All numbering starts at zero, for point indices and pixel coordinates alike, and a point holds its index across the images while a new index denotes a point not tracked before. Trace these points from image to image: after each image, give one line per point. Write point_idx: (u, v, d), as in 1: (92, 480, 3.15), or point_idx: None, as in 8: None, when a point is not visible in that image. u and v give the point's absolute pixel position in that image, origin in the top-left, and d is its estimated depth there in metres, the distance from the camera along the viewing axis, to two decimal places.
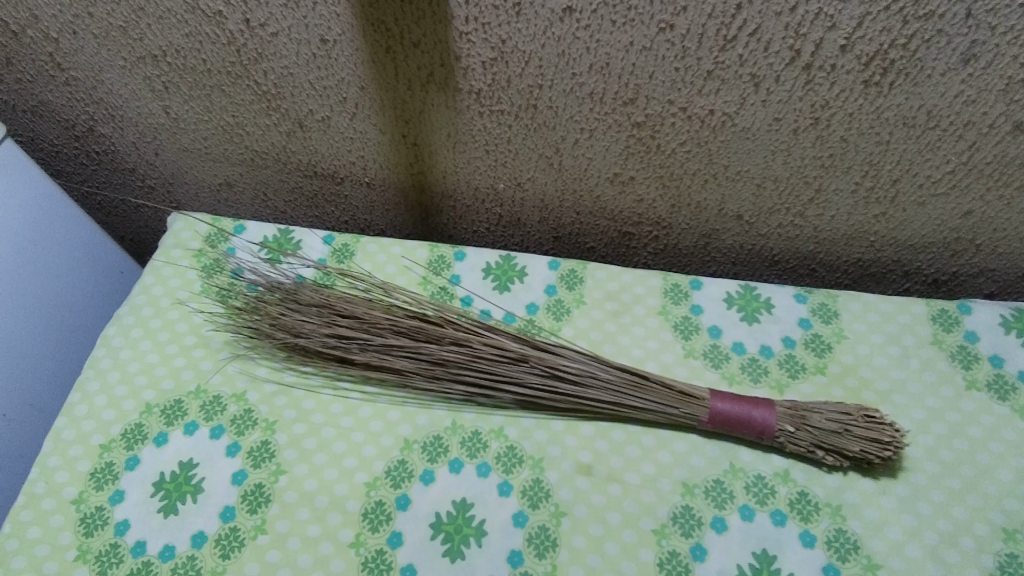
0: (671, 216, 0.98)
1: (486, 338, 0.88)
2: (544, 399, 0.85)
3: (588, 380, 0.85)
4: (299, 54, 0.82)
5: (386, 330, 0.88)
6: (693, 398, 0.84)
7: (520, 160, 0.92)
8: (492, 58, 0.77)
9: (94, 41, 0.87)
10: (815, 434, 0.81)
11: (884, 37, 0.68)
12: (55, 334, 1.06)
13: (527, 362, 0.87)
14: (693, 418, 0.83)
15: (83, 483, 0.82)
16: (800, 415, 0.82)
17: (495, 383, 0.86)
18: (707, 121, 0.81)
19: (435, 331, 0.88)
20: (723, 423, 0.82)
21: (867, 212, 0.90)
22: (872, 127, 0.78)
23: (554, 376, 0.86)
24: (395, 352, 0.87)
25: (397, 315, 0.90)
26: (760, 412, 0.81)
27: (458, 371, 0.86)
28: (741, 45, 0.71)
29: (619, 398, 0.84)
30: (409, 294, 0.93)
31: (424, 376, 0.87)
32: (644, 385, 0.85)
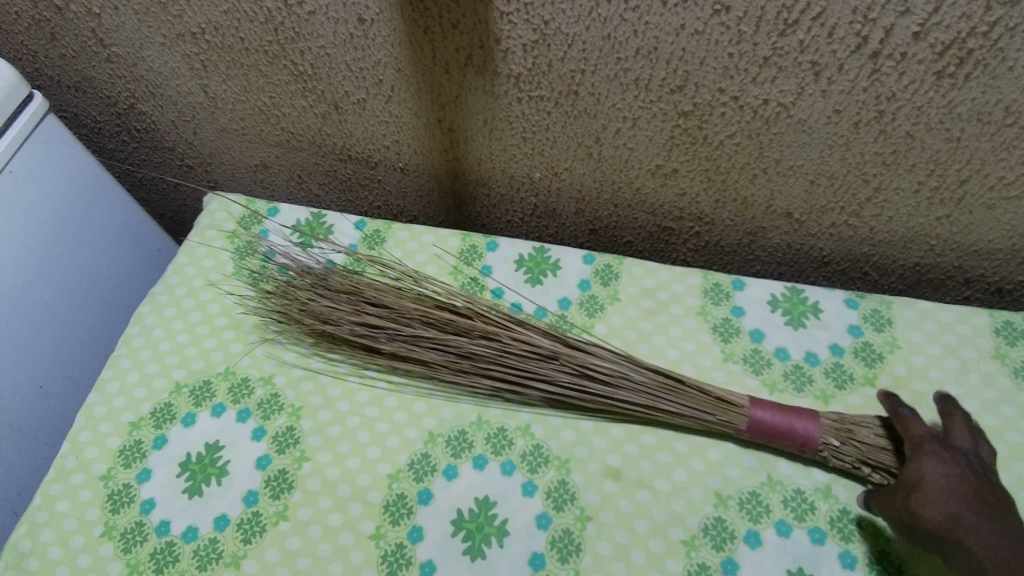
0: (715, 212, 0.93)
1: (516, 333, 0.85)
2: (573, 398, 0.82)
3: (621, 382, 0.82)
4: (336, 33, 0.80)
5: (414, 320, 0.86)
6: (732, 405, 0.79)
7: (558, 149, 0.89)
8: (534, 41, 0.74)
9: (135, 17, 0.86)
10: (861, 449, 0.76)
11: (963, 23, 0.61)
12: (94, 309, 1.08)
13: (557, 360, 0.84)
14: (730, 426, 0.79)
15: (112, 459, 0.83)
16: (847, 429, 0.77)
17: (524, 380, 0.83)
18: (760, 112, 0.76)
19: (463, 323, 0.86)
20: (762, 433, 0.78)
21: (930, 214, 0.84)
22: (942, 122, 0.72)
23: (585, 376, 0.83)
24: (422, 343, 0.85)
25: (425, 304, 0.88)
26: (803, 423, 0.76)
27: (486, 366, 0.84)
28: (804, 30, 0.65)
29: (652, 401, 0.81)
30: (439, 283, 0.91)
31: (451, 369, 0.85)
32: (679, 389, 0.81)
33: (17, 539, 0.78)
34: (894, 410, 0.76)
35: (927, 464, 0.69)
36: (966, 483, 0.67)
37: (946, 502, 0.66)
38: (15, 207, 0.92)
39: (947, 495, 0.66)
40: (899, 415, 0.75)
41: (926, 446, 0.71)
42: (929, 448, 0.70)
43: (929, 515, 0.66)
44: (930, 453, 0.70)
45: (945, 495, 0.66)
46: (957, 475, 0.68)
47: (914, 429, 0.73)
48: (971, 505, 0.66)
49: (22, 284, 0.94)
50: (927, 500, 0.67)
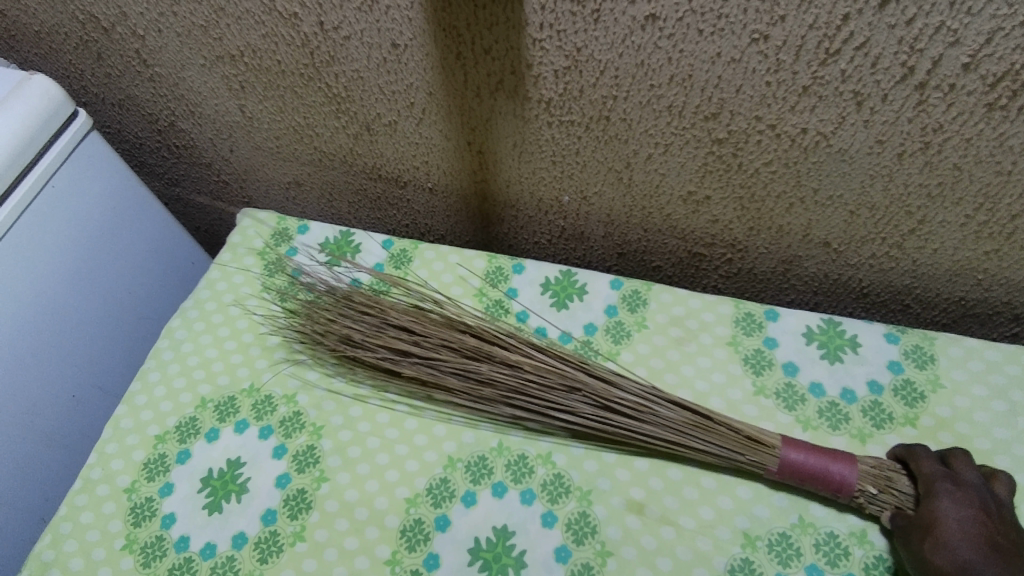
0: (749, 239, 0.90)
1: (538, 360, 0.84)
2: (596, 431, 0.80)
3: (647, 416, 0.80)
4: (370, 58, 0.80)
5: (436, 343, 0.86)
6: (763, 445, 0.76)
7: (588, 173, 0.88)
8: (566, 67, 0.73)
9: (177, 39, 0.88)
10: (899, 498, 0.72)
11: (1018, 55, 0.59)
12: (128, 320, 1.10)
13: (580, 390, 0.82)
14: (761, 467, 0.75)
15: (137, 472, 0.84)
16: (886, 477, 0.73)
17: (545, 410, 0.81)
18: (798, 141, 0.73)
19: (485, 348, 0.85)
20: (795, 475, 0.74)
21: (977, 248, 0.80)
22: (993, 154, 0.69)
23: (609, 408, 0.81)
24: (443, 368, 0.84)
25: (447, 328, 0.87)
26: (840, 466, 0.72)
27: (506, 393, 0.82)
28: (846, 60, 0.63)
29: (679, 437, 0.78)
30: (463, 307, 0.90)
31: (470, 395, 0.84)
32: (707, 427, 0.78)
33: (42, 548, 0.79)
34: (907, 449, 0.75)
35: (939, 506, 0.67)
36: (979, 523, 0.65)
37: (958, 547, 0.64)
38: (56, 221, 0.94)
39: (958, 538, 0.64)
40: (912, 452, 0.74)
41: (937, 485, 0.69)
42: (941, 487, 0.69)
43: (939, 563, 0.64)
44: (942, 492, 0.68)
45: (957, 539, 0.64)
46: (969, 515, 0.66)
47: (925, 467, 0.72)
48: (984, 554, 0.63)
49: (61, 294, 0.97)
50: (939, 545, 0.65)
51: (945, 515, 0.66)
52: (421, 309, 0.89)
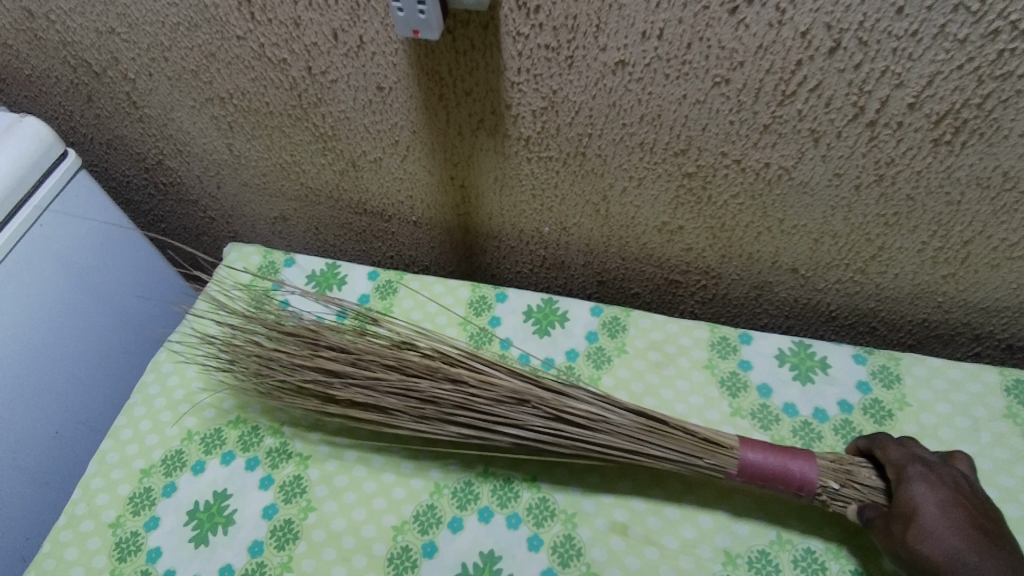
0: (721, 267, 0.95)
1: (479, 374, 0.83)
2: (549, 443, 0.79)
3: (602, 424, 0.79)
4: (356, 99, 0.83)
5: (372, 363, 0.84)
6: (721, 447, 0.77)
7: (566, 206, 0.92)
8: (543, 107, 0.77)
9: (167, 83, 0.91)
10: (860, 492, 0.74)
11: (956, 96, 0.63)
12: (113, 354, 1.10)
13: (530, 402, 0.81)
14: (721, 469, 0.76)
15: (122, 507, 0.84)
16: (846, 471, 0.75)
17: (493, 426, 0.80)
18: (762, 174, 0.78)
19: (428, 363, 0.83)
20: (756, 477, 0.75)
21: (935, 272, 0.85)
22: (943, 186, 0.73)
23: (561, 418, 0.80)
24: (382, 388, 0.83)
25: (382, 348, 0.86)
26: (798, 465, 0.74)
27: (451, 410, 0.81)
28: (801, 101, 0.68)
29: (637, 445, 0.78)
30: (405, 326, 0.89)
31: (414, 414, 0.81)
32: (663, 431, 0.79)
33: None
34: (873, 438, 0.77)
35: (916, 490, 0.68)
36: (955, 506, 0.66)
37: (942, 534, 0.64)
38: (44, 258, 0.96)
39: (940, 524, 0.65)
40: (878, 441, 0.76)
41: (909, 469, 0.70)
42: (913, 471, 0.70)
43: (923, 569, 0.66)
44: (915, 476, 0.69)
45: (940, 525, 0.65)
46: (944, 498, 0.67)
47: (892, 453, 0.73)
48: (973, 544, 0.63)
49: (47, 331, 0.98)
50: (922, 533, 0.65)
51: (925, 501, 0.67)
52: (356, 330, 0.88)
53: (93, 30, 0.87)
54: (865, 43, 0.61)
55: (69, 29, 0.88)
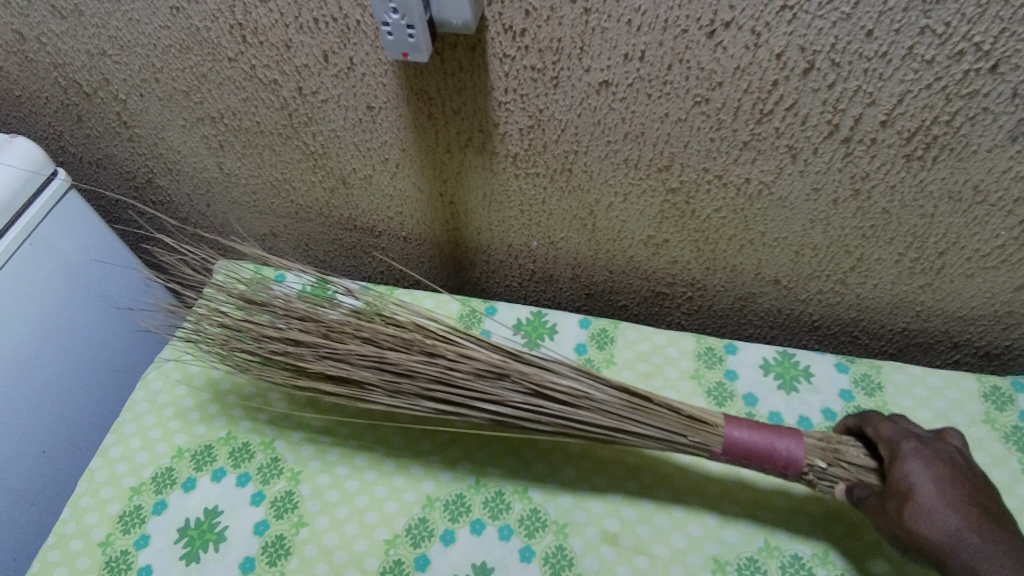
0: (706, 278, 0.97)
1: (457, 348, 0.81)
2: (528, 418, 0.78)
3: (583, 401, 0.78)
4: (347, 119, 0.85)
5: (345, 336, 0.83)
6: (706, 425, 0.76)
7: (554, 221, 0.93)
8: (530, 125, 0.79)
9: (158, 103, 0.92)
10: (848, 470, 0.74)
11: (926, 113, 0.66)
12: (99, 371, 1.10)
13: (510, 376, 0.79)
14: (704, 447, 0.75)
15: (112, 525, 0.84)
16: (834, 449, 0.75)
17: (469, 400, 0.78)
18: (743, 189, 0.80)
19: (404, 337, 0.82)
20: (740, 455, 0.74)
21: (912, 282, 0.88)
22: (917, 199, 0.76)
23: (540, 394, 0.78)
24: (356, 360, 0.81)
25: (359, 319, 0.84)
26: (784, 443, 0.73)
27: (428, 382, 0.80)
28: (778, 119, 0.70)
29: (619, 422, 0.77)
30: (385, 301, 0.88)
31: (388, 387, 0.80)
32: (646, 409, 0.78)
33: None
34: (862, 416, 0.77)
35: (912, 467, 0.67)
36: (952, 483, 0.66)
37: (940, 514, 0.64)
38: (34, 277, 0.96)
39: (937, 504, 0.64)
40: (869, 419, 0.76)
41: (904, 446, 0.70)
42: (908, 447, 0.70)
43: None
44: (911, 453, 0.69)
45: (937, 504, 0.64)
46: (940, 475, 0.66)
47: (885, 431, 0.73)
48: (974, 523, 0.63)
49: (37, 349, 0.97)
50: (919, 513, 0.64)
51: (921, 480, 0.66)
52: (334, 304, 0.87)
53: (84, 53, 0.88)
54: (837, 64, 0.64)
55: (60, 51, 0.89)
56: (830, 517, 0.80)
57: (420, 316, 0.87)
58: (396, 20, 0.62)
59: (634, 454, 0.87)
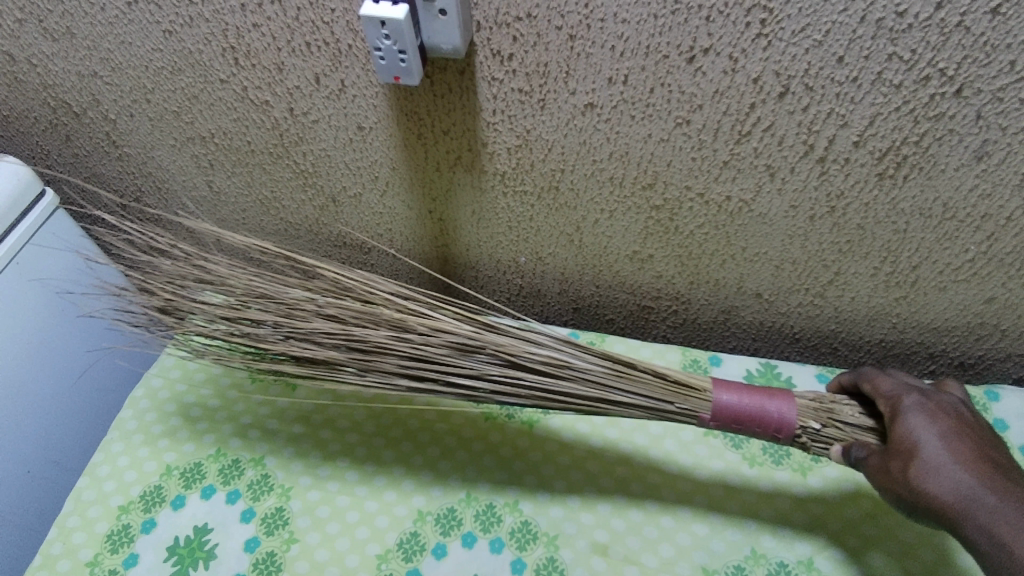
0: (690, 292, 0.99)
1: (429, 321, 0.80)
2: (507, 391, 0.78)
3: (565, 371, 0.78)
4: (337, 138, 0.86)
5: (308, 314, 0.81)
6: (694, 391, 0.76)
7: (542, 237, 0.95)
8: (517, 145, 0.81)
9: (148, 123, 0.93)
10: (842, 430, 0.76)
11: (896, 134, 0.69)
12: (90, 387, 1.09)
13: (486, 349, 0.78)
14: (693, 413, 0.76)
15: (100, 545, 0.86)
16: (827, 410, 0.77)
17: (444, 374, 0.78)
18: (724, 207, 0.83)
19: (373, 314, 0.80)
20: (731, 419, 0.74)
21: (888, 295, 0.91)
22: (889, 216, 0.79)
23: (518, 365, 0.78)
24: (323, 337, 0.79)
25: (324, 296, 0.83)
26: (776, 405, 0.73)
27: (399, 358, 0.78)
28: (756, 139, 0.73)
29: (603, 391, 0.77)
30: (351, 274, 0.85)
31: (357, 366, 0.79)
32: (630, 376, 0.78)
33: None
34: (861, 373, 0.80)
35: (916, 419, 0.68)
36: (957, 435, 0.66)
37: (947, 470, 0.63)
38: (22, 296, 0.95)
39: (943, 459, 0.64)
40: (869, 375, 0.78)
41: (907, 400, 0.71)
42: (911, 401, 0.71)
43: None
44: (914, 407, 0.70)
45: (943, 459, 0.64)
46: (944, 431, 0.67)
47: (885, 386, 0.75)
48: (981, 477, 0.62)
49: (23, 369, 0.97)
50: (926, 471, 0.64)
51: (925, 436, 0.66)
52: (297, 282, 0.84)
53: (75, 74, 0.89)
54: (811, 88, 0.67)
55: (50, 72, 0.89)
56: (810, 525, 0.87)
57: (388, 288, 0.84)
58: (388, 45, 0.64)
59: (623, 467, 0.92)
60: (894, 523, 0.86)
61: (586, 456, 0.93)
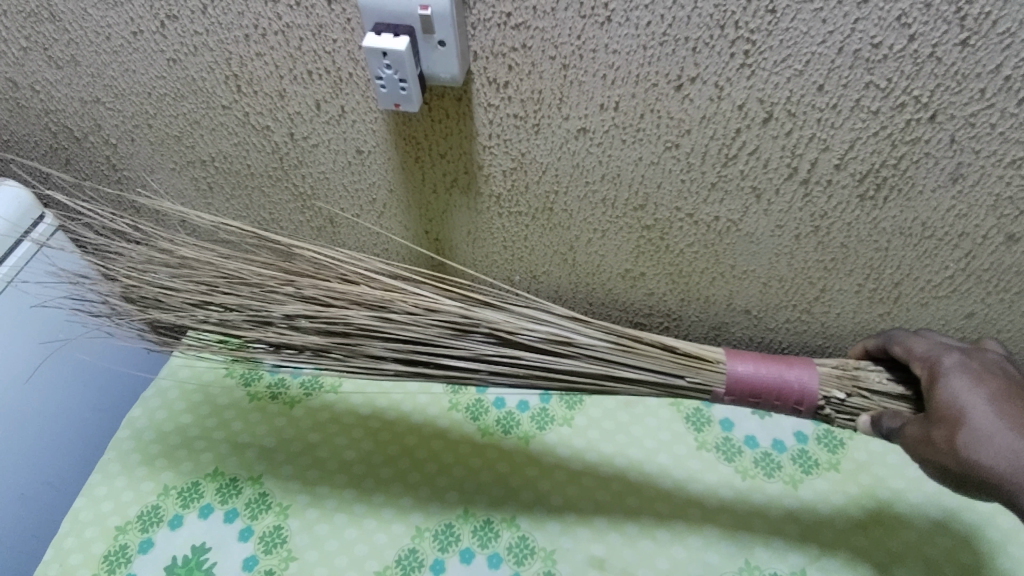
0: (681, 309, 1.01)
1: (417, 301, 0.80)
2: (507, 371, 0.79)
3: (569, 348, 0.79)
4: (336, 162, 0.88)
5: (281, 296, 0.80)
6: (704, 363, 0.78)
7: (536, 255, 0.97)
8: (512, 168, 0.83)
9: (149, 147, 0.95)
10: (867, 400, 0.78)
11: (875, 157, 0.72)
12: (79, 397, 1.08)
13: (480, 327, 0.79)
14: (705, 387, 0.77)
15: (97, 565, 0.86)
16: (851, 377, 0.79)
17: (435, 356, 0.79)
18: (712, 226, 0.86)
19: (358, 293, 0.80)
20: (749, 392, 0.75)
21: (873, 310, 0.93)
22: (871, 235, 0.82)
23: (514, 345, 0.79)
24: (305, 318, 0.79)
25: (297, 278, 0.82)
26: (794, 374, 0.74)
27: (387, 340, 0.79)
28: (742, 162, 0.76)
29: (609, 366, 0.78)
30: (332, 253, 0.86)
31: (342, 351, 0.80)
32: (636, 350, 0.79)
33: None
34: (891, 336, 0.79)
35: (958, 382, 0.67)
36: (1006, 396, 0.65)
37: (1000, 438, 0.62)
38: (17, 316, 0.96)
39: (994, 426, 0.62)
40: (901, 337, 0.77)
41: (947, 361, 0.70)
42: (951, 361, 0.69)
43: None
44: (955, 368, 0.69)
45: (994, 425, 0.62)
46: (990, 392, 0.65)
47: (920, 348, 0.74)
48: None
49: (17, 389, 0.97)
50: (979, 441, 0.62)
51: (971, 401, 0.65)
52: (276, 262, 0.85)
53: (78, 100, 0.90)
54: (793, 114, 0.70)
55: (53, 98, 0.91)
56: (802, 536, 0.89)
57: (372, 267, 0.85)
58: (389, 74, 0.66)
59: (618, 481, 0.94)
60: (882, 533, 0.89)
61: (582, 470, 0.95)
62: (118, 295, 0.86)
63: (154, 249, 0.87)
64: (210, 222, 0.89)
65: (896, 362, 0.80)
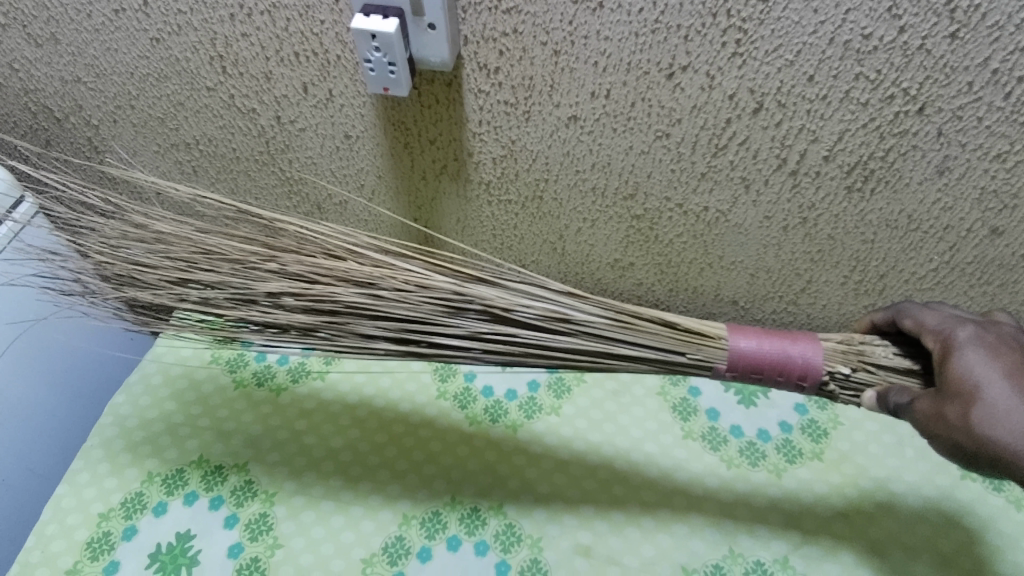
0: (670, 299, 1.02)
1: (406, 278, 0.79)
2: (500, 348, 0.78)
3: (567, 324, 0.78)
4: (323, 147, 0.87)
5: (264, 274, 0.79)
6: (705, 340, 0.76)
7: (526, 245, 0.97)
8: (502, 155, 0.83)
9: (132, 129, 0.93)
10: (873, 375, 0.75)
11: (864, 149, 0.72)
12: (58, 384, 1.06)
13: (473, 304, 0.78)
14: (708, 364, 0.76)
15: (79, 552, 0.86)
16: (856, 352, 0.76)
17: (427, 335, 0.78)
18: (702, 217, 0.86)
19: (346, 270, 0.79)
20: (751, 368, 0.74)
21: (858, 302, 0.94)
22: (857, 227, 0.82)
23: (507, 323, 0.78)
24: (293, 299, 0.78)
25: (283, 254, 0.81)
26: (797, 349, 0.72)
27: (376, 318, 0.78)
28: (731, 153, 0.76)
29: (606, 343, 0.78)
30: (316, 227, 0.84)
31: (330, 330, 0.79)
32: (634, 328, 0.78)
33: None
34: (898, 309, 0.76)
35: (971, 356, 0.64)
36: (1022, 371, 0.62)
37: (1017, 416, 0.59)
38: None
39: (1010, 402, 0.60)
40: (910, 310, 0.74)
41: (962, 334, 0.67)
42: (966, 334, 0.67)
43: None
44: (969, 341, 0.66)
45: (1008, 402, 0.60)
46: (1006, 367, 0.62)
47: (930, 320, 0.71)
48: None
49: None
50: (991, 417, 0.60)
51: (987, 375, 0.62)
52: (259, 237, 0.83)
53: (58, 79, 0.88)
54: (783, 105, 0.70)
55: (32, 77, 0.89)
56: (785, 523, 0.90)
57: (359, 242, 0.84)
58: (378, 57, 0.66)
59: (604, 470, 0.94)
60: (863, 522, 0.90)
61: (569, 459, 0.95)
62: (91, 273, 0.85)
63: (127, 223, 0.85)
64: (187, 195, 0.86)
65: (904, 335, 0.77)
